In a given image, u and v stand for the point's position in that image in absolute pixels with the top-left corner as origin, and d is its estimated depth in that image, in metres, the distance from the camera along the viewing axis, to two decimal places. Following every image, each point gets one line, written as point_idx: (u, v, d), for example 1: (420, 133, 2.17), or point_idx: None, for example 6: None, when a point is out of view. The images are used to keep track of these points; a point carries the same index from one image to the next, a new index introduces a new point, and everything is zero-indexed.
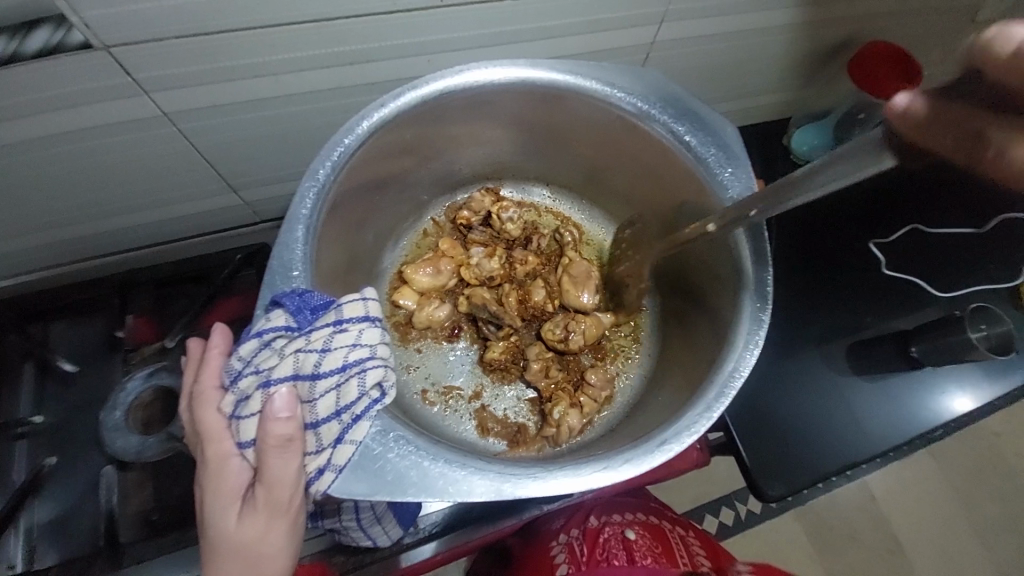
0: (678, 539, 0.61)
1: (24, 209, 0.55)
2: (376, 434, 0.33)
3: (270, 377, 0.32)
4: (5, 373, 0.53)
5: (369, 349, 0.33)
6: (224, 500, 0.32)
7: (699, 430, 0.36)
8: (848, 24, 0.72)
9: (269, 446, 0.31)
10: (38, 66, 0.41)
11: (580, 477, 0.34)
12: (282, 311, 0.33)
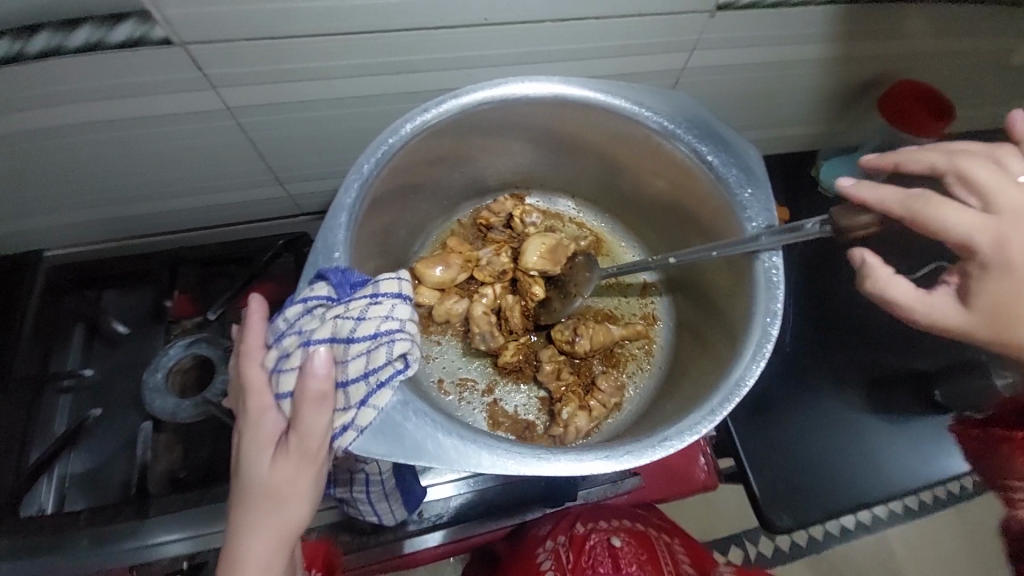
0: (662, 545, 0.61)
1: (91, 186, 0.61)
2: (396, 405, 0.35)
3: (311, 338, 0.34)
4: (60, 331, 0.59)
5: (400, 322, 0.35)
6: (256, 448, 0.32)
7: (701, 430, 0.38)
8: (876, 63, 0.74)
9: (306, 399, 0.32)
10: (116, 55, 0.46)
11: (583, 462, 0.36)
12: (326, 283, 0.36)
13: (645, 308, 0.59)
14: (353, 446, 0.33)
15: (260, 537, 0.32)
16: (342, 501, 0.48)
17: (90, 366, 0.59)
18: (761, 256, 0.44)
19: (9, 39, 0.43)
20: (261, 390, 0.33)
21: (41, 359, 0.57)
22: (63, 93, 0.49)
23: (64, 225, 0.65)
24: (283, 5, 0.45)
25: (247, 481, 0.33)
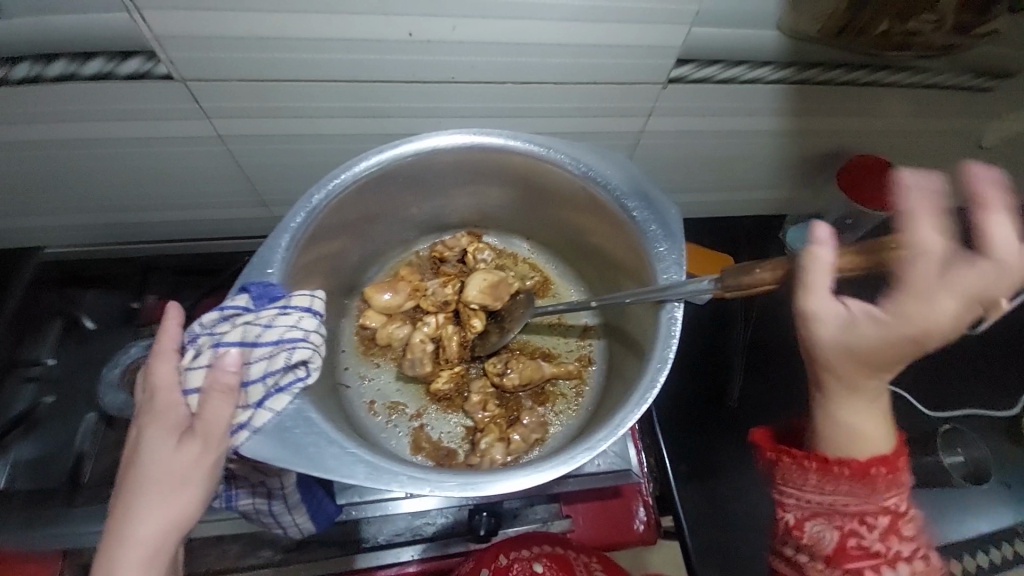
0: (582, 565, 0.63)
1: (90, 198, 0.67)
2: (292, 410, 0.39)
3: (223, 339, 0.40)
4: (36, 323, 0.66)
5: (304, 332, 0.41)
6: (156, 440, 0.35)
7: (576, 460, 0.41)
8: (830, 139, 0.79)
9: (214, 391, 0.37)
10: (124, 84, 0.54)
11: (446, 483, 0.39)
12: (247, 295, 0.42)
13: (582, 350, 0.61)
14: (241, 443, 0.37)
15: (140, 525, 0.34)
16: (246, 516, 0.50)
17: (52, 353, 0.65)
18: (666, 309, 0.49)
19: (30, 64, 0.50)
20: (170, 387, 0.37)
21: (11, 344, 0.64)
22: (74, 112, 0.56)
23: (51, 226, 0.69)
24: (271, 55, 0.54)
25: (138, 472, 0.35)
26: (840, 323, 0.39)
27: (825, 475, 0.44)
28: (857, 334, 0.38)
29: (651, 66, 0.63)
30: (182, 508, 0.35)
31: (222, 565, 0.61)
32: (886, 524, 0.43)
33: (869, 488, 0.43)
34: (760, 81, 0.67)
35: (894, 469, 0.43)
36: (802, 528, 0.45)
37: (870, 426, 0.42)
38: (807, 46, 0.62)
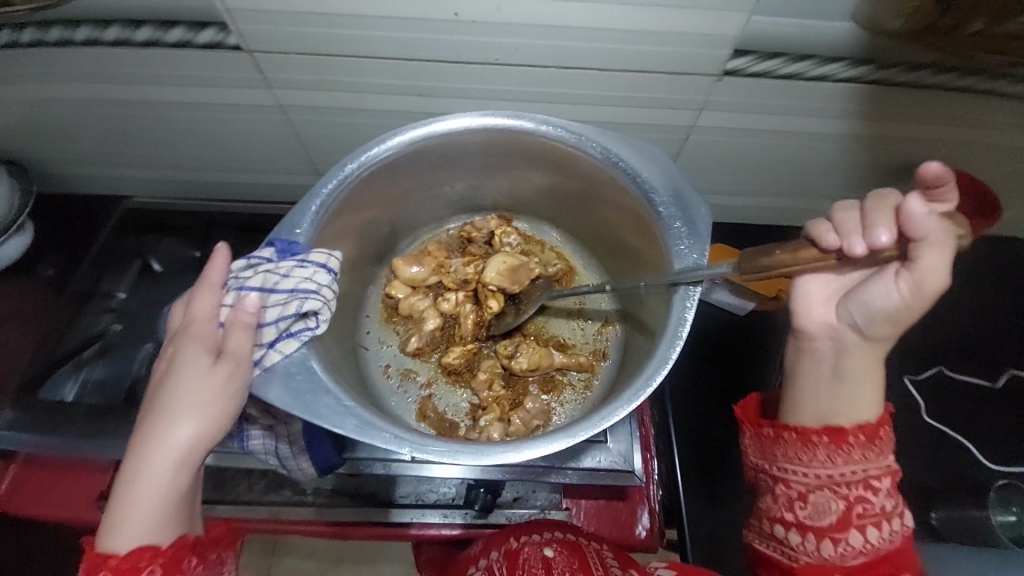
0: (595, 554, 0.59)
1: (175, 152, 0.76)
2: (299, 358, 0.42)
3: (245, 284, 0.43)
4: (115, 260, 0.74)
5: (316, 285, 0.44)
6: (189, 362, 0.39)
7: (555, 441, 0.41)
8: (910, 148, 0.71)
9: (234, 326, 0.40)
10: (200, 52, 0.59)
11: (425, 448, 0.40)
12: (271, 250, 0.46)
13: (598, 342, 0.61)
14: (254, 380, 0.41)
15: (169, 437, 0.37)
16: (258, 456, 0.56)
17: (124, 289, 0.73)
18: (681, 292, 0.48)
19: (120, 29, 0.57)
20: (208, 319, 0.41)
21: (94, 277, 0.73)
22: (160, 76, 0.63)
23: (141, 178, 0.79)
24: (326, 30, 0.57)
25: (170, 390, 0.38)
26: (921, 293, 0.43)
27: (825, 447, 0.47)
28: (919, 306, 0.44)
29: (705, 56, 0.59)
30: (209, 429, 0.38)
31: (248, 499, 0.66)
32: (880, 490, 0.47)
33: (858, 458, 0.47)
34: (829, 78, 0.61)
35: (874, 439, 0.47)
36: (808, 499, 0.47)
37: (862, 398, 0.48)
38: (885, 44, 0.56)
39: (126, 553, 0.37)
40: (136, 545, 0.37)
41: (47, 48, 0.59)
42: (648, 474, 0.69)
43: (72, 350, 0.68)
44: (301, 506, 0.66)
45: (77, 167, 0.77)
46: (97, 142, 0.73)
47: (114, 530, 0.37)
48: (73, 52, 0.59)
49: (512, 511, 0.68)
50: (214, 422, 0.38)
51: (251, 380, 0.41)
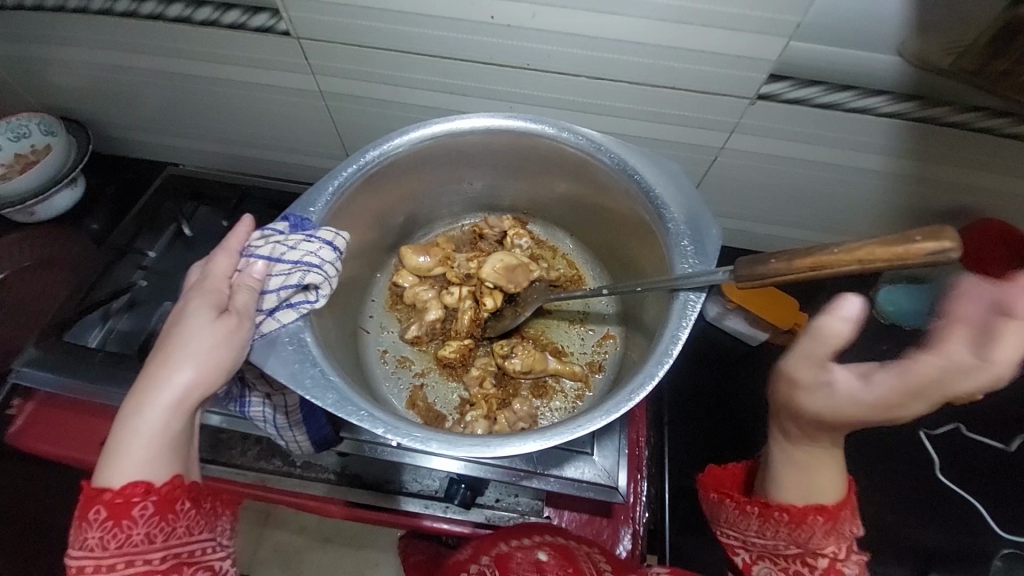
0: (587, 558, 0.56)
1: (223, 126, 0.81)
2: (294, 328, 0.44)
3: (253, 251, 0.45)
4: (154, 220, 0.78)
5: (320, 261, 0.46)
6: (201, 314, 0.40)
7: (526, 440, 0.41)
8: (957, 193, 0.66)
9: (240, 289, 0.42)
10: (252, 35, 0.63)
11: (398, 429, 0.41)
12: (284, 223, 0.48)
13: (595, 355, 0.61)
14: (253, 345, 0.43)
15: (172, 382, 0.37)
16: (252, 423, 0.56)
17: (155, 250, 0.77)
18: (682, 293, 0.48)
19: (182, 6, 0.61)
20: (223, 278, 0.43)
21: (133, 233, 0.76)
22: (215, 55, 0.67)
23: (198, 149, 0.87)
24: (369, 24, 0.59)
25: (177, 337, 0.39)
26: (824, 389, 0.37)
27: (763, 522, 0.44)
28: (822, 408, 0.37)
29: (739, 78, 0.58)
30: (211, 371, 0.38)
31: (239, 462, 0.68)
32: (828, 567, 0.42)
33: (801, 535, 0.43)
34: (869, 112, 0.58)
35: (833, 519, 0.42)
36: (749, 569, 0.46)
37: (822, 472, 0.42)
38: (934, 79, 0.53)
39: (117, 492, 0.35)
40: (128, 483, 0.35)
41: (118, 18, 0.64)
42: (635, 494, 0.68)
43: (101, 298, 0.70)
44: (287, 477, 0.68)
45: (139, 132, 0.85)
46: (158, 109, 0.79)
47: (107, 469, 0.36)
48: (141, 24, 0.64)
49: (492, 512, 0.68)
50: (216, 364, 0.39)
51: (251, 346, 0.42)
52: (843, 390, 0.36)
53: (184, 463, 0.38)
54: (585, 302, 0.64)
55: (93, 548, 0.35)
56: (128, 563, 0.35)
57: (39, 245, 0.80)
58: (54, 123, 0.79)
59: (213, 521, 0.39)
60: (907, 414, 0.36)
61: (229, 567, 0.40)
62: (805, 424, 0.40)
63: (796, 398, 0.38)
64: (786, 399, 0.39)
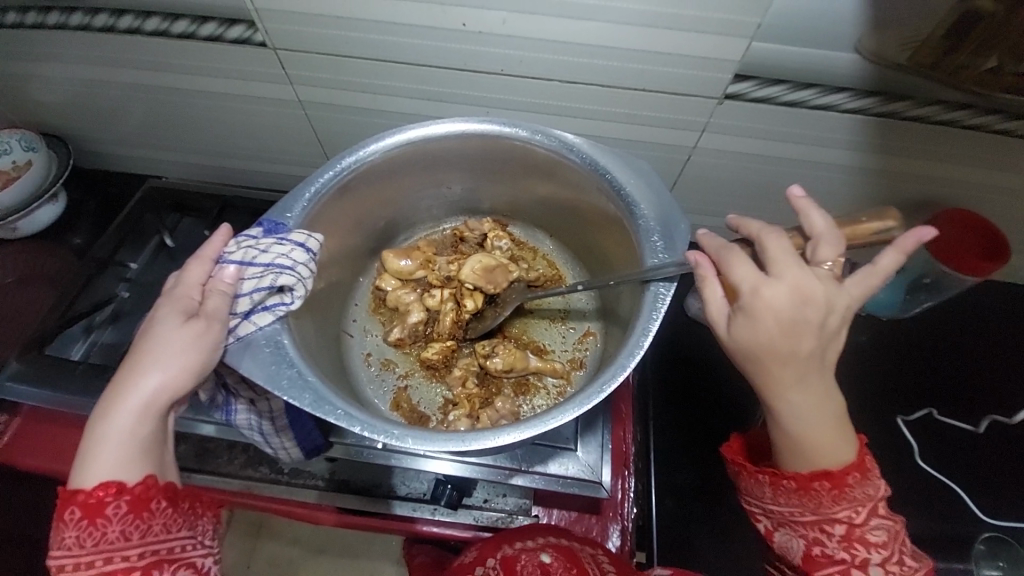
0: (591, 560, 0.58)
1: (205, 137, 0.82)
2: (271, 331, 0.44)
3: (227, 257, 0.46)
4: (136, 233, 0.78)
5: (293, 262, 0.46)
6: (171, 320, 0.40)
7: (498, 434, 0.42)
8: (922, 184, 0.69)
9: (214, 294, 0.43)
10: (230, 47, 0.64)
11: (376, 427, 0.42)
12: (259, 230, 0.49)
13: (576, 352, 0.62)
14: (228, 348, 0.43)
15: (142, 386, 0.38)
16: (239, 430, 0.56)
17: (138, 262, 0.77)
18: (652, 286, 0.49)
19: (160, 20, 0.62)
20: (196, 285, 0.43)
21: (115, 246, 0.76)
22: (195, 67, 0.68)
23: (179, 160, 0.87)
24: (345, 33, 0.60)
25: (148, 343, 0.40)
26: (785, 266, 0.41)
27: (776, 490, 0.45)
28: (785, 285, 0.40)
29: (706, 78, 0.60)
30: (180, 374, 0.39)
31: (227, 471, 0.68)
32: (845, 535, 0.42)
33: (813, 502, 0.43)
34: (833, 108, 0.60)
35: (840, 486, 0.42)
36: (771, 537, 0.46)
37: (822, 431, 0.42)
38: (890, 76, 0.55)
39: (92, 490, 0.36)
40: (102, 482, 0.36)
41: (95, 32, 0.64)
42: (622, 490, 0.69)
43: (83, 310, 0.71)
44: (275, 484, 0.68)
45: (121, 145, 0.85)
46: (139, 123, 0.80)
47: (83, 471, 0.36)
48: (119, 38, 0.65)
49: (480, 512, 0.68)
50: (186, 366, 0.39)
51: (226, 348, 0.43)
52: (801, 261, 0.41)
53: (159, 465, 0.38)
54: (565, 300, 0.65)
55: (71, 547, 0.35)
56: (106, 560, 0.35)
57: (24, 261, 0.80)
58: (34, 140, 0.79)
59: (192, 521, 0.39)
60: (810, 311, 0.40)
61: (211, 564, 0.40)
62: (768, 356, 0.41)
63: (746, 301, 0.41)
64: (740, 323, 0.41)
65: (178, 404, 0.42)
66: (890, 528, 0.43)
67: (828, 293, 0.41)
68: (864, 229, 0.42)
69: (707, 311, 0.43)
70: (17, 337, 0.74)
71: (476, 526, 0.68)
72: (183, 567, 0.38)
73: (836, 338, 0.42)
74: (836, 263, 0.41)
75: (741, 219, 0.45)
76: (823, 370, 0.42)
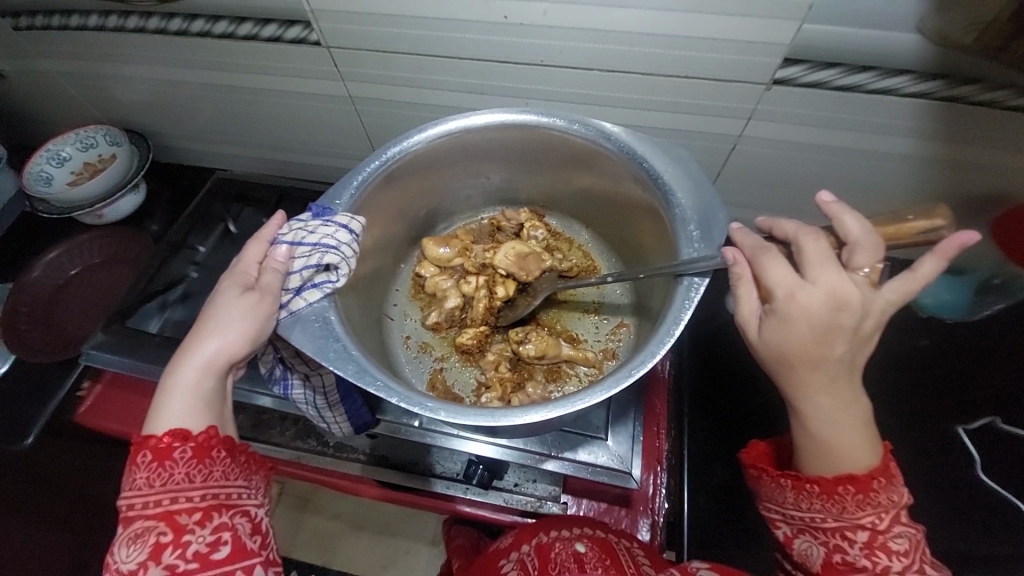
0: (626, 553, 0.58)
1: (265, 133, 0.88)
2: (319, 307, 0.48)
3: (281, 238, 0.49)
4: (205, 221, 0.86)
5: (337, 242, 0.48)
6: (231, 295, 0.45)
7: (527, 413, 0.43)
8: (997, 175, 0.63)
9: (269, 273, 0.47)
10: (288, 47, 0.68)
11: (413, 400, 0.44)
12: (308, 214, 0.52)
13: (608, 342, 0.62)
14: (280, 322, 0.47)
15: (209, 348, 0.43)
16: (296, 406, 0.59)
17: (205, 246, 0.84)
18: (685, 279, 0.48)
19: (227, 23, 0.67)
20: (252, 264, 0.48)
21: (186, 231, 0.83)
22: (256, 67, 0.73)
23: (243, 154, 0.94)
24: (392, 30, 0.63)
25: (213, 312, 0.45)
26: (819, 270, 0.39)
27: (798, 494, 0.43)
28: (820, 290, 0.39)
29: (752, 64, 0.58)
30: (237, 339, 0.44)
31: (278, 441, 0.74)
32: (868, 542, 0.40)
33: (836, 507, 0.41)
34: (893, 92, 0.57)
35: (865, 490, 0.40)
36: (790, 544, 0.44)
37: (848, 435, 0.41)
38: (956, 57, 0.51)
39: (161, 437, 0.39)
40: (170, 430, 0.40)
41: (171, 36, 0.71)
42: (653, 485, 0.69)
43: (157, 289, 0.78)
44: (321, 456, 0.73)
45: (192, 140, 0.93)
46: (208, 119, 0.87)
47: (153, 421, 0.41)
48: (191, 41, 0.71)
49: (510, 495, 0.70)
50: (245, 332, 0.44)
51: (279, 321, 0.47)
52: (836, 266, 0.39)
53: (217, 419, 0.42)
54: (599, 292, 0.66)
55: (141, 487, 0.38)
56: (172, 499, 0.38)
57: (111, 247, 0.86)
58: (118, 135, 0.87)
59: (247, 473, 0.42)
60: (846, 320, 0.39)
61: (263, 516, 0.42)
62: (797, 357, 0.40)
63: (778, 304, 0.40)
64: (771, 325, 0.40)
65: (236, 368, 0.47)
66: (912, 537, 0.40)
67: (864, 299, 0.39)
68: (908, 227, 0.39)
69: (740, 311, 0.43)
70: (101, 310, 0.82)
71: (506, 507, 0.70)
72: (240, 514, 0.40)
73: (872, 343, 0.40)
74: (873, 270, 0.39)
75: (775, 222, 0.43)
76: (852, 374, 0.41)
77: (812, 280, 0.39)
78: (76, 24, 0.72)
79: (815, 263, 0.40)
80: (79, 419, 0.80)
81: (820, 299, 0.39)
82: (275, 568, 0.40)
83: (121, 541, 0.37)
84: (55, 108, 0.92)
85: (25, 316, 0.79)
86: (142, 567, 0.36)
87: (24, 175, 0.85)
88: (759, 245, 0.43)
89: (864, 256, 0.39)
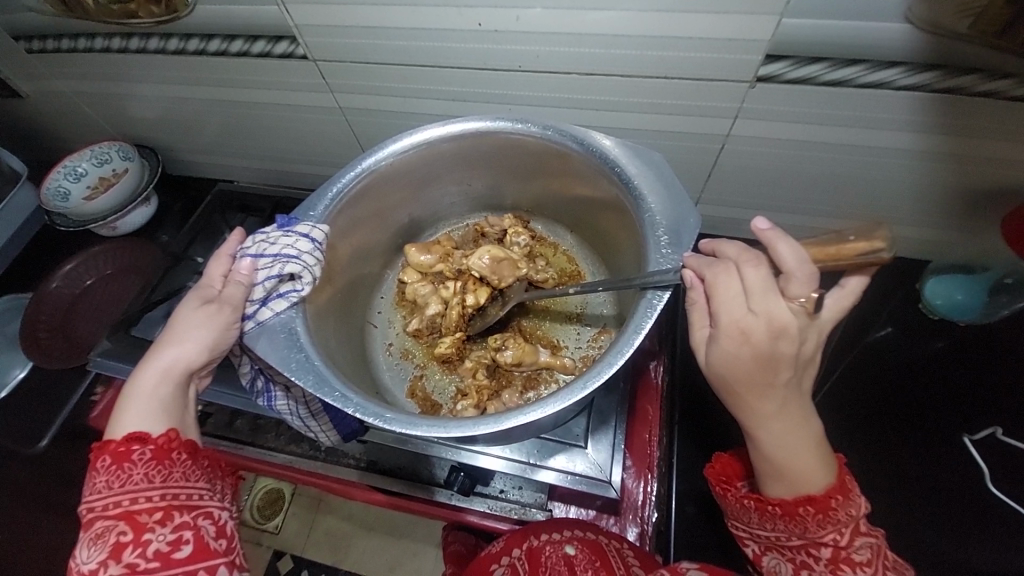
0: (617, 555, 0.58)
1: (265, 145, 0.91)
2: (285, 318, 0.49)
3: (249, 251, 0.51)
4: (206, 232, 0.89)
5: (297, 252, 0.50)
6: (189, 311, 0.47)
7: (474, 426, 0.43)
8: (1010, 170, 0.59)
9: (231, 291, 0.48)
10: (279, 62, 0.70)
11: (373, 410, 0.45)
12: (275, 225, 0.53)
13: (588, 350, 0.62)
14: (248, 331, 0.49)
15: (168, 360, 0.46)
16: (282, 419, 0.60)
17: (205, 256, 0.87)
18: (648, 292, 0.47)
19: (220, 41, 0.69)
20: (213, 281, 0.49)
21: (188, 242, 0.87)
22: (251, 82, 0.76)
23: (246, 165, 0.98)
24: (372, 42, 0.64)
25: (172, 326, 0.47)
26: (758, 298, 0.38)
27: (762, 515, 0.42)
28: (758, 318, 0.37)
29: (732, 62, 0.56)
30: (195, 350, 0.46)
31: (272, 446, 0.75)
32: (831, 558, 0.39)
33: (799, 528, 0.40)
34: (887, 86, 0.54)
35: (824, 510, 0.39)
36: (759, 562, 0.43)
37: (803, 456, 0.39)
38: (951, 45, 0.48)
39: (120, 441, 0.41)
40: (127, 434, 0.42)
41: (169, 55, 0.73)
42: (643, 493, 0.66)
43: (159, 298, 0.80)
44: (312, 460, 0.74)
45: (198, 153, 0.97)
46: (210, 133, 0.90)
47: (112, 428, 0.43)
48: (188, 59, 0.73)
49: (495, 501, 0.69)
50: (200, 344, 0.47)
51: (245, 331, 0.49)
52: (774, 294, 0.37)
53: (178, 424, 0.44)
54: (582, 301, 0.65)
55: (101, 490, 0.40)
56: (131, 500, 0.39)
57: (117, 257, 0.89)
58: (130, 151, 0.91)
59: (209, 477, 0.44)
60: (788, 346, 0.37)
61: (228, 518, 0.43)
62: (741, 383, 0.39)
63: (721, 330, 0.39)
64: (715, 350, 0.40)
65: (198, 377, 0.49)
66: (875, 546, 0.39)
67: (803, 327, 0.37)
68: (849, 249, 0.36)
69: (690, 337, 0.42)
70: (108, 319, 0.86)
71: (493, 514, 0.70)
72: (202, 515, 0.41)
73: (813, 364, 0.40)
74: (810, 299, 0.37)
75: (716, 244, 0.42)
76: (799, 396, 0.40)
77: (750, 305, 0.38)
78: (82, 46, 0.76)
79: (757, 289, 0.38)
80: (92, 423, 0.82)
81: (758, 323, 0.37)
82: (241, 569, 0.41)
83: (82, 544, 0.39)
84: (73, 126, 0.98)
85: (42, 325, 0.83)
86: (102, 565, 0.37)
87: (42, 193, 0.89)
88: (710, 262, 0.41)
89: (795, 285, 0.37)
